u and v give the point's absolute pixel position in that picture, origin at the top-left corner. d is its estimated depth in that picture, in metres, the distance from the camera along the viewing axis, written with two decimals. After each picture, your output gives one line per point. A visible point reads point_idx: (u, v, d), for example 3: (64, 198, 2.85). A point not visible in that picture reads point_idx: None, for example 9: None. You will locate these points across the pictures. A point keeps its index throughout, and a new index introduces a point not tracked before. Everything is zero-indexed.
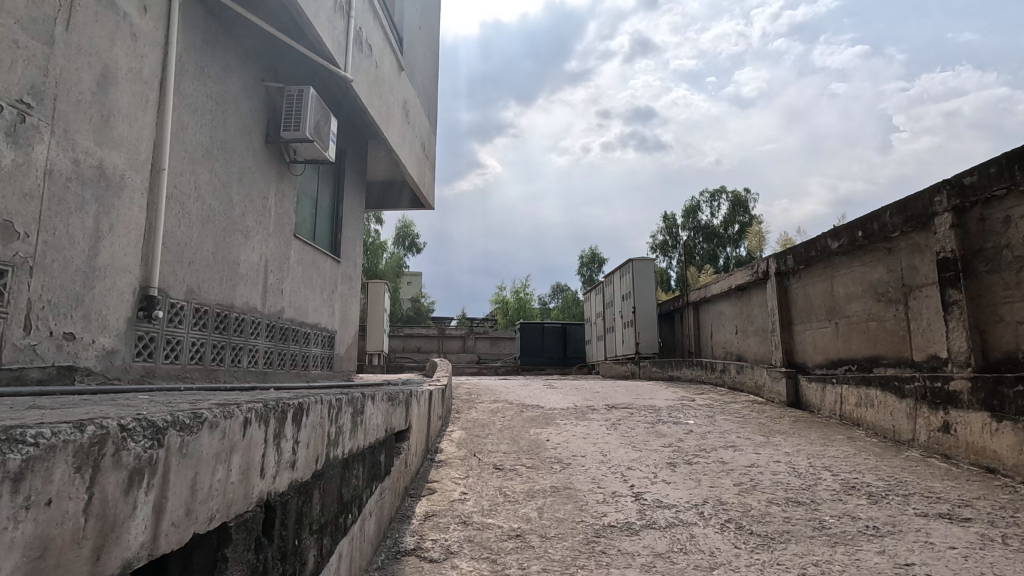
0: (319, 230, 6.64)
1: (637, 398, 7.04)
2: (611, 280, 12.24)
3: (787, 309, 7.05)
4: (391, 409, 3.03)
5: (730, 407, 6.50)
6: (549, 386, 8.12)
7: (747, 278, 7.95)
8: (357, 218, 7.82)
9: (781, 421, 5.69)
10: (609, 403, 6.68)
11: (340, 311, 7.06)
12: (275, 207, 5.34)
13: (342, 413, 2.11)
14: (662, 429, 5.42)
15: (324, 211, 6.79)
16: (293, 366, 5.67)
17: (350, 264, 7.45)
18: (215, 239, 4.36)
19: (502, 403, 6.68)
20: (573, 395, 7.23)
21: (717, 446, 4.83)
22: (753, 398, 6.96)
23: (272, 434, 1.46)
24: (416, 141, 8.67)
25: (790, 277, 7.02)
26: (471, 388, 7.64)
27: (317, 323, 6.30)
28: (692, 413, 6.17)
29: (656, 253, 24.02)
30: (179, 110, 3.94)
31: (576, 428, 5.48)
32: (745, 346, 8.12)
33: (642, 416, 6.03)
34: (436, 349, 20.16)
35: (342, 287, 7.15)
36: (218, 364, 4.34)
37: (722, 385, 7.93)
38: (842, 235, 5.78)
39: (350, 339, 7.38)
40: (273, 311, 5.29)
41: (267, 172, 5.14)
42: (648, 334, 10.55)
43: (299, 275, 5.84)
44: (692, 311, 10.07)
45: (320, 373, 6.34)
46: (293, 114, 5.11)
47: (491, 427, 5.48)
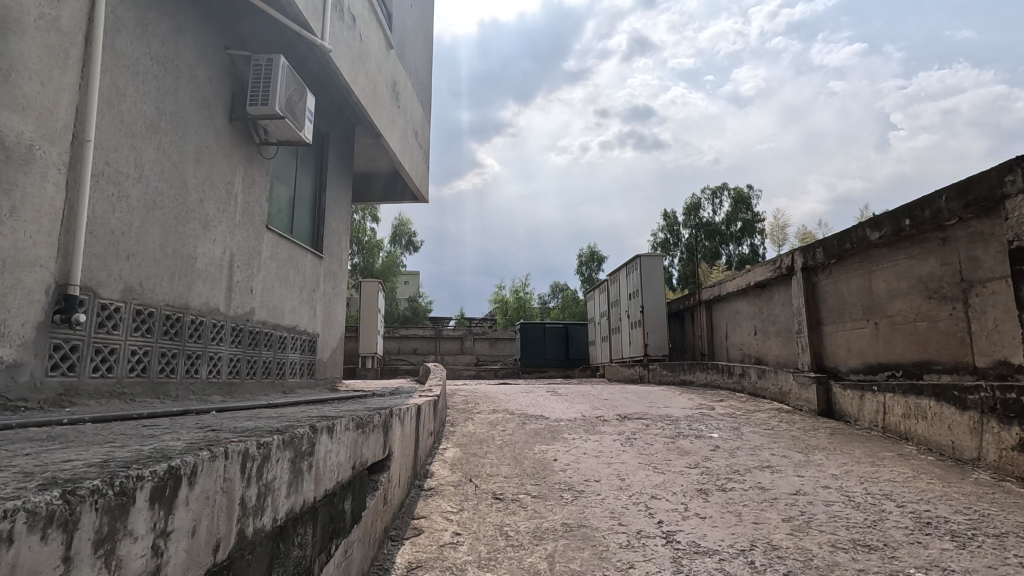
0: (298, 223, 5.98)
1: (651, 407, 6.40)
2: (617, 278, 11.57)
3: (815, 308, 6.40)
4: (361, 439, 2.38)
5: (756, 417, 5.85)
6: (553, 392, 7.48)
7: (768, 274, 7.31)
8: (343, 210, 7.15)
9: (817, 435, 5.04)
10: (621, 413, 6.04)
11: (323, 312, 6.39)
12: (243, 194, 4.67)
13: (273, 461, 1.45)
14: (683, 445, 4.78)
15: (304, 202, 6.13)
16: (265, 376, 5.01)
17: (335, 261, 6.79)
18: (164, 229, 3.70)
19: (503, 413, 6.03)
20: (580, 403, 6.59)
21: (750, 467, 4.18)
22: (779, 406, 6.32)
23: (89, 545, 0.80)
24: (408, 127, 8.01)
25: (818, 273, 6.38)
26: (468, 396, 6.98)
27: (295, 326, 5.63)
28: (714, 425, 5.52)
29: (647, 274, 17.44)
30: (114, 72, 3.27)
31: (587, 444, 4.84)
32: (767, 348, 7.47)
33: (659, 429, 5.38)
34: (433, 351, 19.48)
35: (325, 285, 6.49)
36: (167, 377, 3.68)
37: (743, 391, 7.29)
38: (884, 225, 5.14)
39: (335, 343, 6.71)
40: (240, 313, 4.63)
41: (230, 153, 4.48)
42: (657, 335, 9.90)
43: (272, 272, 5.17)
44: (705, 311, 9.42)
45: (299, 382, 5.68)
46: (261, 87, 4.44)
47: (491, 444, 4.83)
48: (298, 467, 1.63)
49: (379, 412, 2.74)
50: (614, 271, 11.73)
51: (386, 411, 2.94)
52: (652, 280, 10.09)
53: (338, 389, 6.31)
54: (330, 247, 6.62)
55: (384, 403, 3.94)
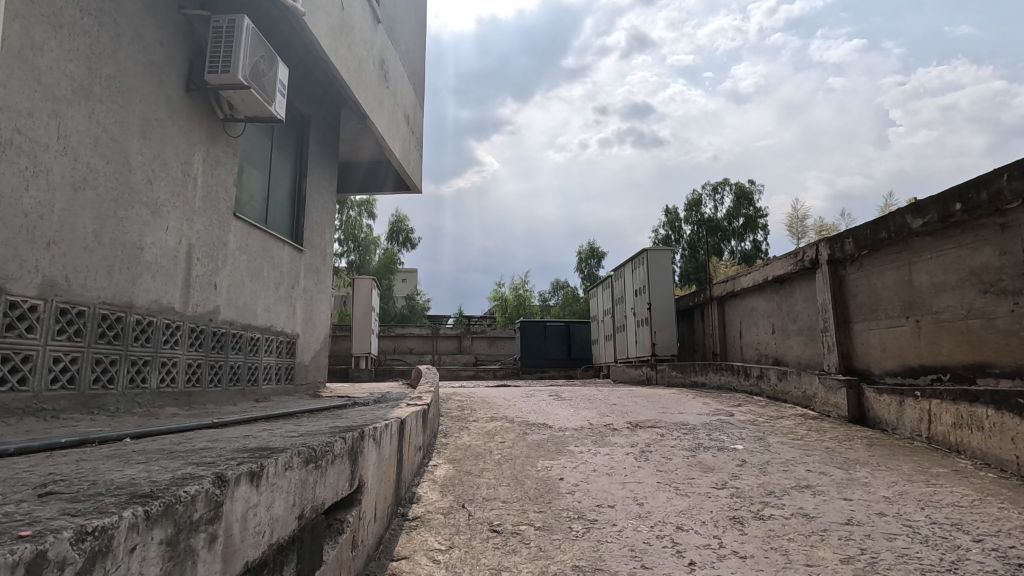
0: (274, 212, 5.42)
1: (663, 413, 5.84)
2: (621, 274, 11.01)
3: (843, 304, 5.85)
4: (315, 477, 1.82)
5: (781, 425, 5.30)
6: (556, 396, 6.92)
7: (788, 268, 6.75)
8: (327, 200, 6.56)
9: (854, 447, 4.49)
10: (631, 421, 5.49)
11: (304, 311, 5.82)
12: (204, 176, 4.10)
13: (117, 553, 0.89)
14: (706, 459, 4.22)
15: (282, 189, 5.56)
16: (234, 383, 4.45)
17: (318, 254, 6.22)
18: (99, 213, 3.13)
19: (501, 421, 5.47)
20: (585, 409, 6.03)
21: (787, 487, 3.63)
22: (804, 412, 5.78)
23: None
24: (399, 111, 7.44)
25: (846, 265, 5.82)
26: (464, 401, 6.43)
27: (269, 327, 5.07)
28: (736, 434, 4.97)
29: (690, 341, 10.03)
30: (29, 20, 2.70)
31: (598, 458, 4.29)
32: (787, 348, 6.92)
33: (676, 439, 4.83)
34: (430, 351, 18.89)
35: (307, 281, 5.91)
36: (104, 388, 3.12)
37: (761, 394, 6.75)
38: (929, 210, 4.58)
39: (318, 345, 6.15)
40: (201, 312, 4.06)
41: (187, 129, 3.90)
42: (665, 334, 9.34)
43: (241, 266, 4.60)
44: (717, 308, 8.87)
45: (275, 388, 5.12)
46: (222, 52, 3.87)
47: (489, 459, 4.27)
48: (183, 548, 1.06)
49: (345, 436, 2.18)
50: (619, 266, 11.17)
51: (356, 431, 2.38)
52: (659, 275, 9.52)
53: (321, 395, 5.75)
54: (312, 239, 6.05)
55: (364, 415, 3.39)
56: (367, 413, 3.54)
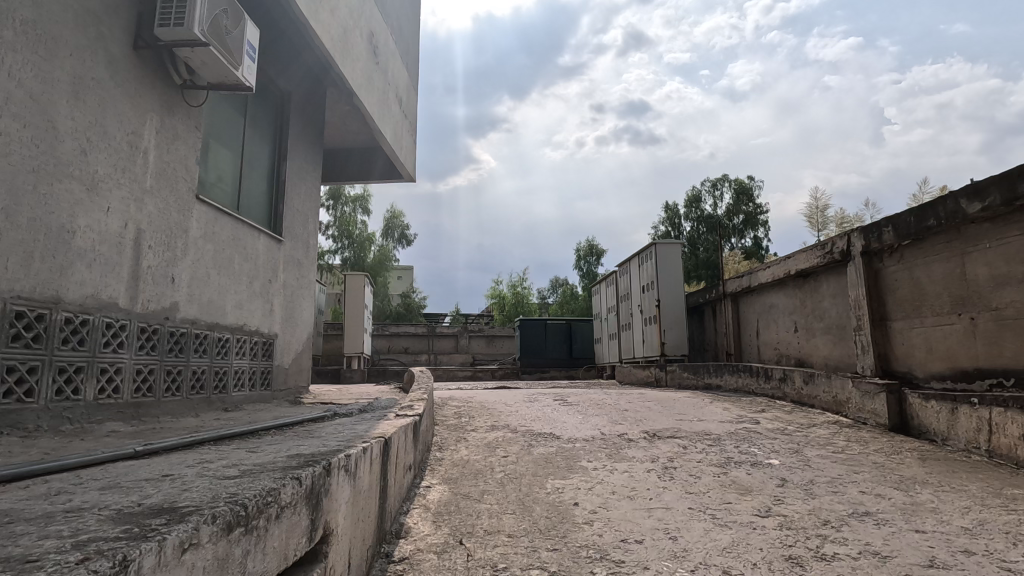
0: (249, 198, 4.84)
1: (682, 421, 5.28)
2: (627, 269, 10.44)
3: (880, 301, 5.31)
4: (246, 545, 1.24)
5: (815, 435, 4.75)
6: (561, 401, 6.36)
7: (815, 261, 6.21)
8: (310, 186, 5.96)
9: (906, 462, 3.95)
10: (648, 430, 4.94)
11: (283, 309, 5.24)
12: (158, 151, 3.51)
13: None
14: (740, 478, 3.66)
15: (256, 172, 4.96)
16: (197, 391, 3.87)
17: (300, 246, 5.63)
18: (13, 186, 2.55)
19: (503, 431, 4.91)
20: (595, 416, 5.47)
21: (843, 515, 3.08)
22: (836, 419, 5.24)
23: None
24: (390, 92, 6.84)
25: (884, 258, 5.27)
26: (462, 407, 5.86)
27: (242, 326, 4.49)
28: (767, 446, 4.42)
29: (713, 342, 8.96)
30: None
31: (616, 477, 3.73)
32: (812, 348, 6.38)
33: (701, 453, 4.28)
34: (426, 350, 18.31)
35: (286, 276, 5.32)
36: (20, 403, 2.55)
37: (784, 398, 6.22)
38: (990, 193, 4.05)
39: (299, 346, 5.56)
40: (155, 310, 3.47)
41: (135, 94, 3.31)
42: (675, 333, 8.79)
43: (207, 256, 4.01)
44: (731, 305, 8.32)
45: (247, 396, 4.53)
46: (175, 3, 3.28)
47: (490, 479, 3.71)
48: None
49: (301, 476, 1.61)
50: (624, 262, 10.60)
51: (320, 463, 1.81)
52: (669, 270, 8.95)
53: (302, 401, 5.17)
54: (292, 229, 5.46)
55: (342, 432, 2.83)
56: (349, 429, 2.98)
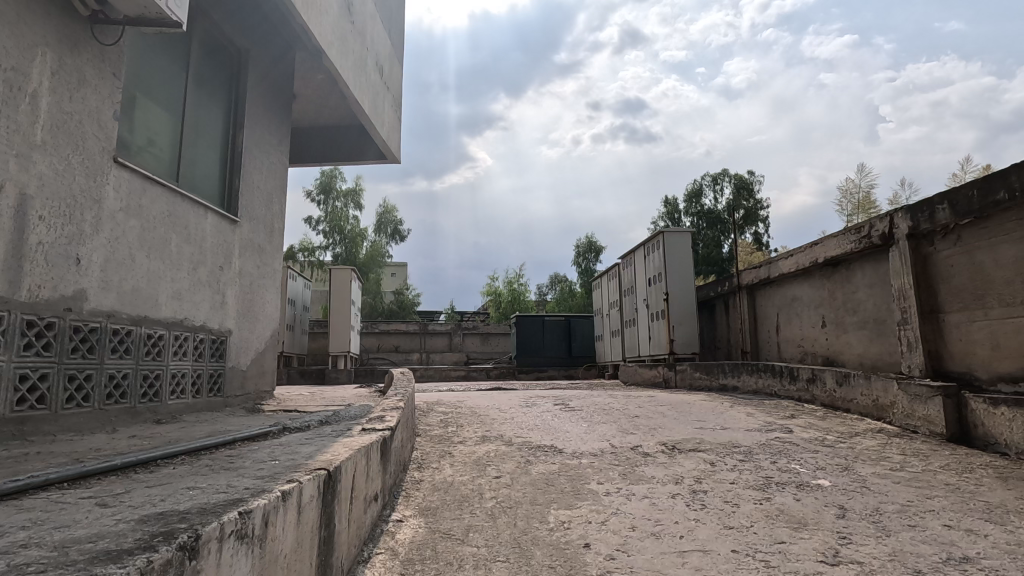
0: (194, 170, 4.09)
1: (703, 431, 4.56)
2: (631, 261, 9.71)
3: (930, 290, 4.60)
4: None
5: (862, 447, 4.05)
6: (562, 405, 5.64)
7: (848, 247, 5.50)
8: (276, 162, 5.21)
9: (986, 483, 3.24)
10: (665, 442, 4.22)
11: (239, 301, 4.49)
12: (54, 97, 2.77)
13: None
14: (789, 508, 2.94)
15: (204, 140, 4.21)
16: (116, 400, 3.14)
17: (261, 229, 4.88)
18: None
19: (496, 444, 4.18)
20: (602, 424, 4.74)
21: (936, 561, 2.36)
22: (880, 427, 4.54)
23: None
24: (368, 59, 6.10)
25: (935, 240, 4.56)
26: (449, 413, 5.13)
27: (182, 321, 3.75)
28: (810, 462, 3.71)
29: (727, 339, 8.24)
30: None
31: (634, 506, 3.00)
32: (844, 345, 5.69)
33: (733, 471, 3.57)
34: (418, 349, 17.58)
35: (243, 262, 4.57)
36: None
37: (814, 402, 5.52)
38: None
39: (261, 345, 4.82)
40: (50, 299, 2.74)
41: (17, 20, 2.57)
42: (685, 329, 8.07)
43: (130, 233, 3.27)
44: (746, 299, 7.62)
45: (190, 405, 3.79)
46: None
47: (478, 508, 2.98)
48: None
49: None
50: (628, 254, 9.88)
51: (177, 539, 1.09)
52: (678, 261, 8.23)
53: (261, 408, 4.43)
54: (250, 209, 4.71)
55: (277, 460, 2.10)
56: (289, 454, 2.26)
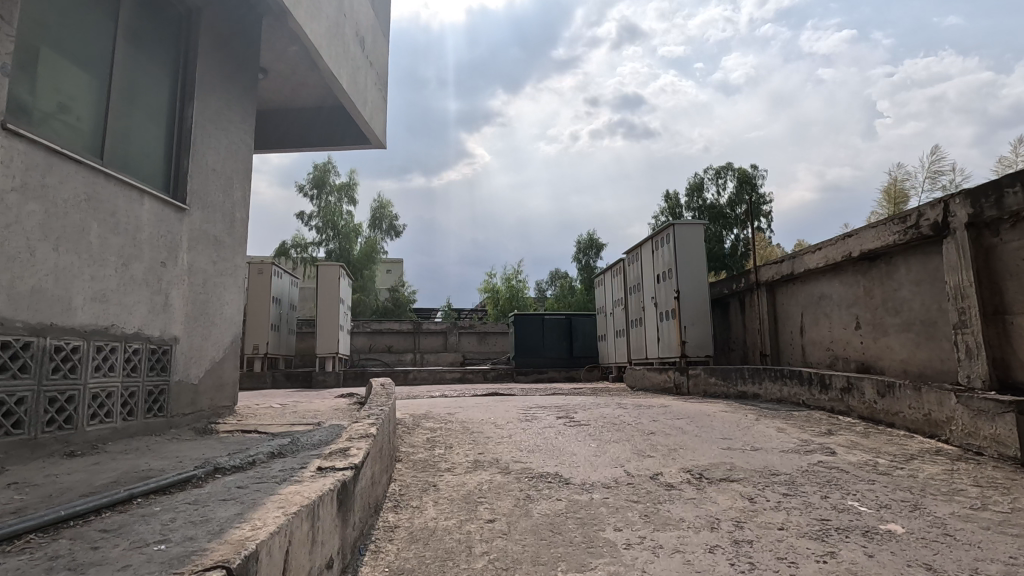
0: (129, 146, 3.42)
1: (732, 453, 3.91)
2: (638, 256, 9.07)
3: (994, 288, 3.95)
4: None
5: (925, 475, 3.40)
6: (566, 419, 5.00)
7: (889, 239, 4.84)
8: (241, 142, 4.52)
9: None
10: (689, 468, 3.58)
11: (189, 303, 3.83)
12: None
13: None
14: (863, 570, 2.29)
15: (141, 112, 3.54)
16: (4, 433, 2.46)
17: (218, 219, 4.20)
18: None
19: (490, 472, 3.53)
20: (614, 445, 4.09)
21: None
22: (938, 448, 3.89)
23: None
24: (346, 28, 5.41)
25: (1001, 229, 3.91)
26: (438, 431, 4.47)
27: (106, 329, 3.09)
28: (870, 498, 3.06)
29: (743, 340, 7.59)
30: None
31: (664, 566, 2.34)
32: (883, 350, 5.05)
33: (778, 510, 2.92)
34: (412, 349, 16.94)
35: (194, 257, 3.90)
36: None
37: (850, 414, 4.88)
38: None
39: (218, 353, 4.15)
40: None
41: None
42: (698, 330, 7.42)
43: (25, 220, 2.60)
44: (766, 297, 6.96)
45: (119, 429, 3.13)
46: None
47: (464, 570, 2.32)
48: None
49: None
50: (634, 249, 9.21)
51: None
52: (690, 256, 7.56)
53: (215, 428, 3.76)
54: (204, 194, 4.03)
55: (162, 547, 1.43)
56: (189, 528, 1.59)
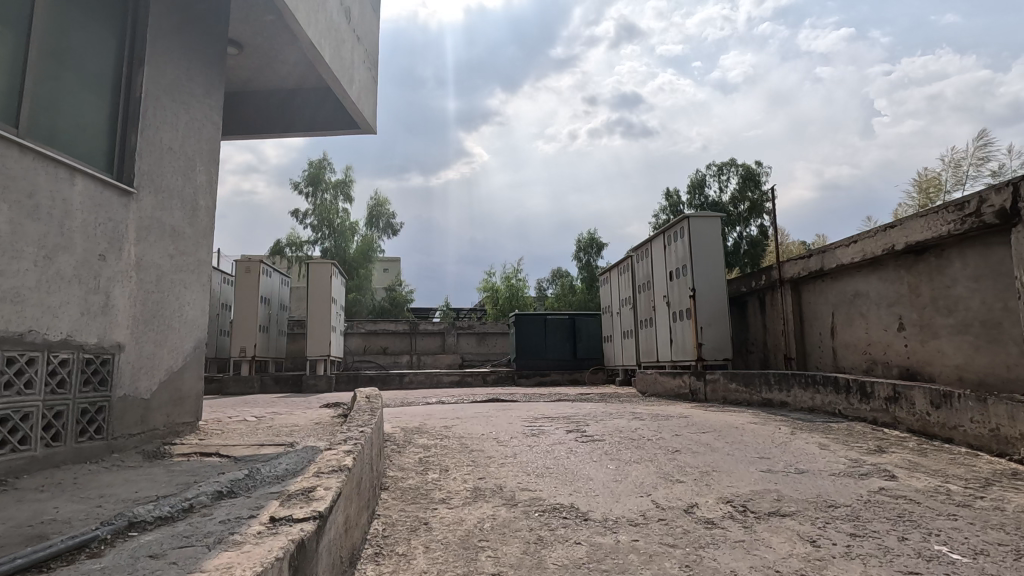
0: (56, 116, 2.85)
1: (774, 477, 3.35)
2: (648, 252, 8.50)
3: None
4: None
5: (1015, 508, 2.83)
6: (577, 433, 4.43)
7: (942, 230, 4.27)
8: (205, 119, 3.94)
9: None
10: (729, 499, 3.01)
11: (138, 304, 3.26)
12: None
13: None
14: None
15: (72, 75, 2.97)
16: None
17: (177, 206, 3.63)
18: None
19: (493, 503, 2.97)
20: (636, 467, 3.53)
21: None
22: (1015, 471, 3.33)
23: None
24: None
25: None
26: (432, 449, 3.91)
27: (20, 336, 2.52)
28: (958, 541, 2.49)
29: (764, 341, 7.04)
30: None
31: None
32: (932, 355, 4.50)
33: (851, 558, 2.35)
34: (408, 351, 16.37)
35: (146, 250, 3.33)
36: None
37: (898, 427, 4.33)
38: None
39: (176, 363, 3.58)
40: None
41: None
42: (715, 331, 6.86)
43: None
44: (791, 295, 6.40)
45: (37, 458, 2.56)
46: None
47: None
48: None
49: None
50: (644, 245, 8.64)
51: None
52: (706, 251, 6.99)
53: (168, 451, 3.19)
54: (157, 177, 3.46)
55: None
56: None
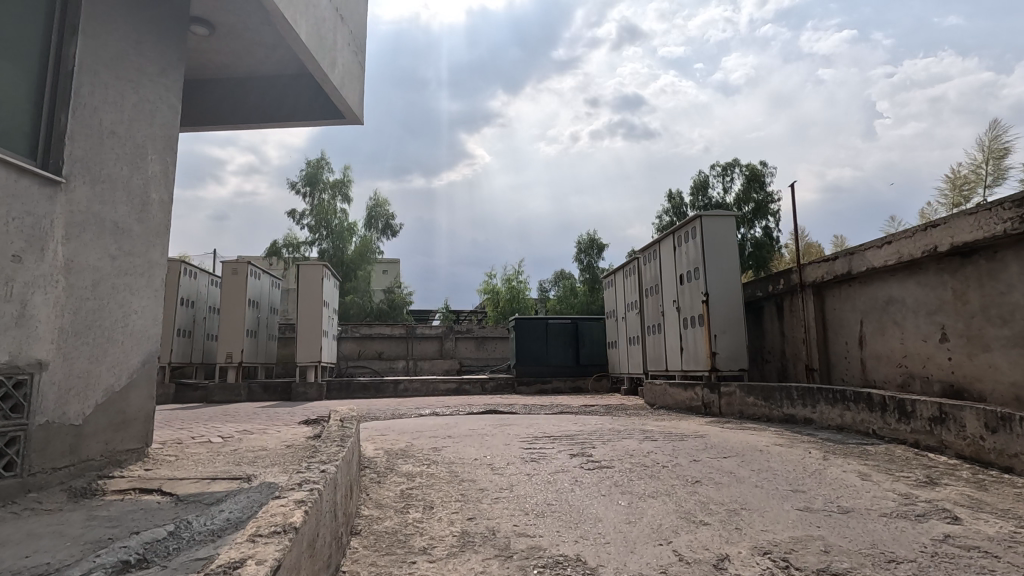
0: None
1: (814, 519, 2.85)
2: (656, 254, 7.98)
3: None
4: None
5: None
6: (582, 457, 3.93)
7: (995, 229, 3.76)
8: (161, 100, 3.44)
9: None
10: (767, 550, 2.49)
11: (68, 313, 2.77)
12: None
13: None
14: None
15: None
16: None
17: (122, 200, 3.14)
18: None
19: (482, 555, 2.46)
20: (652, 505, 3.02)
21: None
22: None
23: None
24: None
25: None
26: (416, 479, 3.40)
27: None
28: None
29: (783, 350, 6.53)
30: None
31: None
32: (983, 370, 4.00)
33: None
34: (405, 355, 15.85)
35: (79, 250, 2.84)
36: None
37: (945, 452, 3.83)
38: None
39: (116, 382, 3.07)
40: None
41: None
42: (730, 340, 6.37)
43: None
44: (814, 301, 5.89)
45: None
46: None
47: None
48: None
49: None
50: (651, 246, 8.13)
51: None
52: (720, 253, 6.48)
53: (100, 488, 2.69)
54: (95, 165, 2.97)
55: None
56: None
